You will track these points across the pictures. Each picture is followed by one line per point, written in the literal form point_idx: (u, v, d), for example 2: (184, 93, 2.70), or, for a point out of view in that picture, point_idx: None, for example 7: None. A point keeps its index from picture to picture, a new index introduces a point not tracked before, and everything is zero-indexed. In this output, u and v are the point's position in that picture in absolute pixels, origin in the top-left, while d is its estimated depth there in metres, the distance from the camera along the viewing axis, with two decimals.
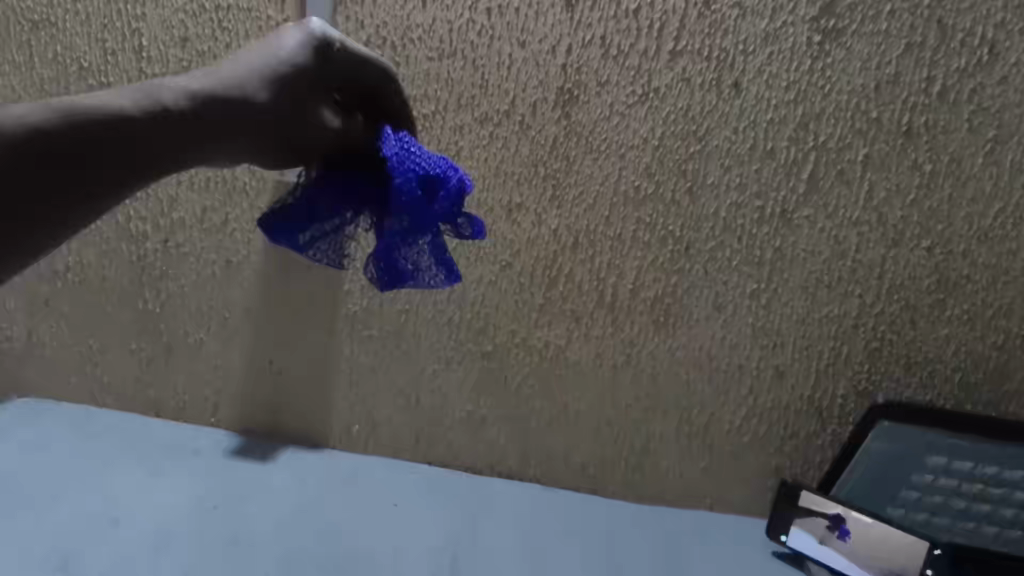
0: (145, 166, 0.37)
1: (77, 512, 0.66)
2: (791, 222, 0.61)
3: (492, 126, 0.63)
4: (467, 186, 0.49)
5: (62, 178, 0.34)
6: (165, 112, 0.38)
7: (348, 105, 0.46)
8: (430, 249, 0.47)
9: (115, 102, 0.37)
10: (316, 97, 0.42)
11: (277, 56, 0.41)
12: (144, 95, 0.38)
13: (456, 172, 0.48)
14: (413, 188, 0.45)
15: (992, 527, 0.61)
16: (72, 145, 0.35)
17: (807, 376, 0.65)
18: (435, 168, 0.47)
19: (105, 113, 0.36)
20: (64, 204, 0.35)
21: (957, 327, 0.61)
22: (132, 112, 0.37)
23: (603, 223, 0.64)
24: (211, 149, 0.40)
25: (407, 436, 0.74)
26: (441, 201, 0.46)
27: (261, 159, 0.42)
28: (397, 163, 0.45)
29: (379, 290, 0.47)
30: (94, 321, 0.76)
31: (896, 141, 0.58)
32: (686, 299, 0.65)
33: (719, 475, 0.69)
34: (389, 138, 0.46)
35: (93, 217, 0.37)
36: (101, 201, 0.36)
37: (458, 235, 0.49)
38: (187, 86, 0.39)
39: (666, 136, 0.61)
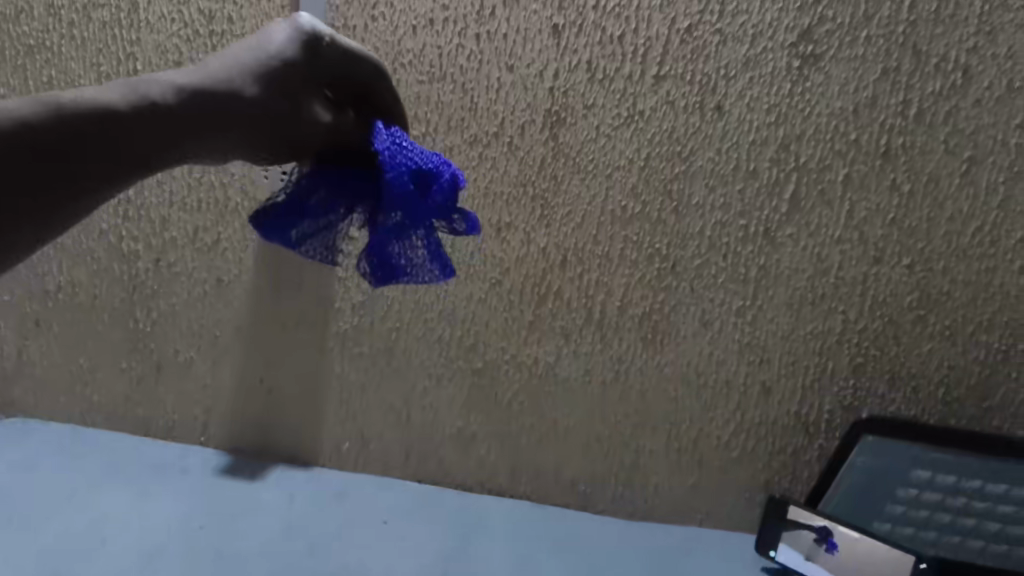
0: (134, 163, 0.37)
1: (65, 532, 0.66)
2: (775, 240, 0.62)
3: (481, 147, 0.64)
4: (459, 182, 0.50)
5: (50, 172, 0.34)
6: (154, 106, 0.37)
7: (339, 101, 0.46)
8: (425, 243, 0.47)
9: (104, 96, 0.36)
10: (306, 91, 0.43)
11: (267, 51, 0.42)
12: (132, 89, 0.37)
13: (448, 167, 0.49)
14: (406, 182, 0.45)
15: (977, 542, 0.61)
16: (58, 140, 0.34)
17: (793, 392, 0.66)
18: (428, 163, 0.48)
19: (92, 108, 0.35)
20: (50, 202, 0.34)
21: (939, 342, 0.62)
22: (120, 107, 0.36)
23: (591, 241, 0.65)
24: (199, 143, 0.40)
25: (397, 452, 0.74)
26: (435, 195, 0.47)
27: (253, 151, 0.42)
28: (389, 157, 0.45)
29: (373, 286, 0.47)
30: (84, 340, 0.76)
31: (874, 162, 0.59)
32: (673, 316, 0.66)
33: (708, 490, 0.70)
34: (382, 133, 0.45)
35: (79, 215, 0.36)
36: (89, 197, 0.36)
37: (453, 232, 0.50)
38: (174, 81, 0.39)
39: (652, 157, 0.62)
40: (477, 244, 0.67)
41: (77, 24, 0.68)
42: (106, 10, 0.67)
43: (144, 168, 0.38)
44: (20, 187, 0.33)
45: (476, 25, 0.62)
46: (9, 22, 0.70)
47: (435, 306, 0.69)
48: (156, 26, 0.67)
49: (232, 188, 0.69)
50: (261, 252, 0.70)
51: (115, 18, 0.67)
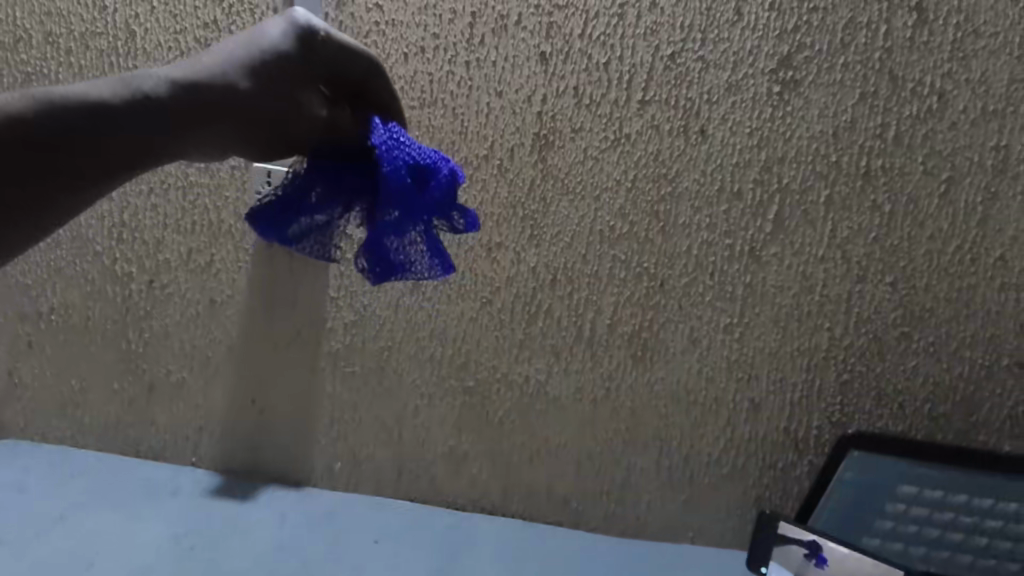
0: (124, 158, 0.37)
1: (52, 554, 0.65)
2: (760, 259, 0.63)
3: (472, 170, 0.66)
4: (458, 178, 0.49)
5: (39, 167, 0.35)
6: (145, 100, 0.38)
7: (335, 98, 0.45)
8: (424, 239, 0.46)
9: (95, 91, 0.37)
10: (301, 87, 0.42)
11: (260, 46, 0.41)
12: (124, 84, 0.38)
13: (447, 164, 0.48)
14: (403, 175, 0.43)
15: (966, 556, 0.62)
16: (48, 135, 0.35)
17: (782, 408, 0.66)
18: (426, 159, 0.47)
19: (82, 103, 0.36)
20: (40, 195, 0.36)
21: (923, 358, 0.63)
22: (110, 101, 0.37)
23: (581, 260, 0.66)
24: (192, 137, 0.39)
25: (390, 472, 0.74)
26: (432, 191, 0.47)
27: (248, 146, 0.42)
28: (385, 151, 0.43)
29: (370, 283, 0.45)
30: (76, 361, 0.76)
31: (855, 182, 0.61)
32: (662, 334, 0.66)
33: (699, 507, 0.70)
34: (378, 128, 0.44)
35: (76, 210, 0.38)
36: (81, 193, 0.37)
37: (452, 230, 0.50)
38: (167, 75, 0.39)
39: (639, 178, 0.63)
40: (468, 265, 0.68)
41: (74, 51, 0.69)
42: (103, 38, 0.69)
43: (137, 164, 0.38)
44: (11, 179, 0.34)
45: (466, 52, 0.63)
46: (6, 49, 0.71)
47: (427, 325, 0.70)
48: (151, 53, 0.68)
49: (226, 211, 0.70)
50: (255, 273, 0.71)
51: (112, 45, 0.69)
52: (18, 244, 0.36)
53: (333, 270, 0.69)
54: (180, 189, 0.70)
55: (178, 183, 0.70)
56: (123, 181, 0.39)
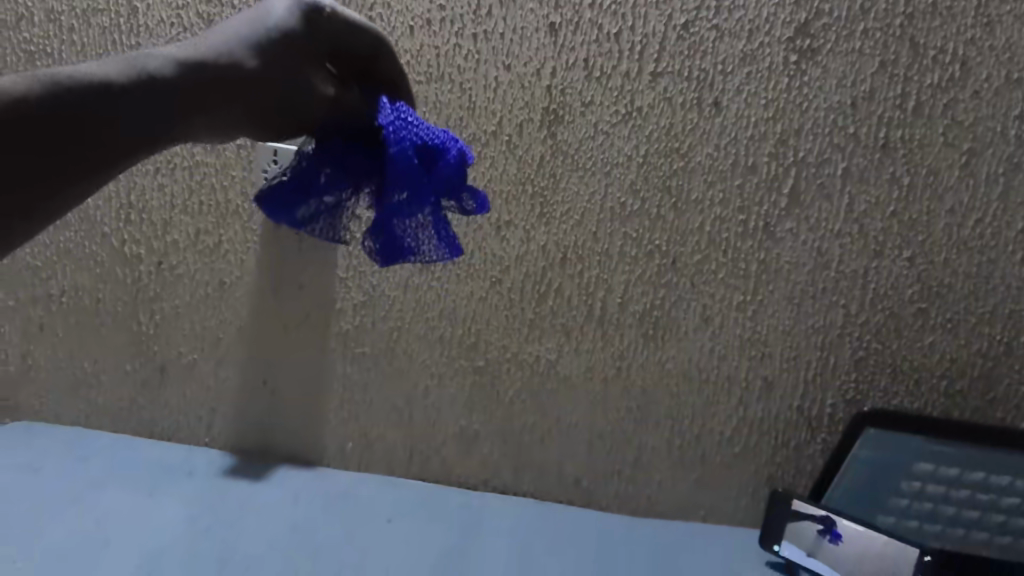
0: (131, 145, 0.37)
1: (71, 532, 0.66)
2: (775, 235, 0.62)
3: (481, 146, 0.64)
4: (468, 158, 0.48)
5: (48, 151, 0.34)
6: (152, 80, 0.37)
7: (342, 77, 0.44)
8: (432, 221, 0.45)
9: (100, 71, 0.36)
10: (306, 64, 0.41)
11: (265, 24, 0.40)
12: (129, 64, 0.37)
13: (456, 144, 0.47)
14: (410, 156, 0.42)
15: (983, 534, 0.61)
16: (56, 119, 0.34)
17: (796, 386, 0.66)
18: (434, 139, 0.46)
19: (90, 83, 0.35)
20: (45, 187, 0.34)
21: (941, 334, 0.62)
22: (116, 81, 0.36)
23: (591, 238, 0.65)
24: (199, 121, 0.39)
25: (401, 452, 0.74)
26: (441, 170, 0.46)
27: (254, 127, 0.41)
28: (392, 131, 0.42)
29: (378, 265, 0.44)
30: (88, 343, 0.76)
31: (873, 155, 0.59)
32: (675, 312, 0.66)
33: (712, 486, 0.70)
34: (386, 107, 0.43)
35: (82, 198, 0.37)
36: (86, 180, 0.36)
37: (462, 211, 0.49)
38: (173, 55, 0.38)
39: (651, 153, 0.62)
40: (477, 244, 0.67)
41: (77, 29, 0.69)
42: (106, 15, 0.68)
43: (141, 152, 0.38)
44: (14, 172, 0.33)
45: (473, 24, 0.62)
46: (9, 28, 0.70)
47: (437, 306, 0.69)
48: (155, 30, 0.67)
49: (233, 191, 0.70)
50: (264, 253, 0.71)
51: (115, 23, 0.68)
52: (21, 237, 0.35)
53: (342, 251, 0.69)
54: (186, 169, 0.70)
55: (184, 163, 0.70)
56: (129, 165, 0.38)
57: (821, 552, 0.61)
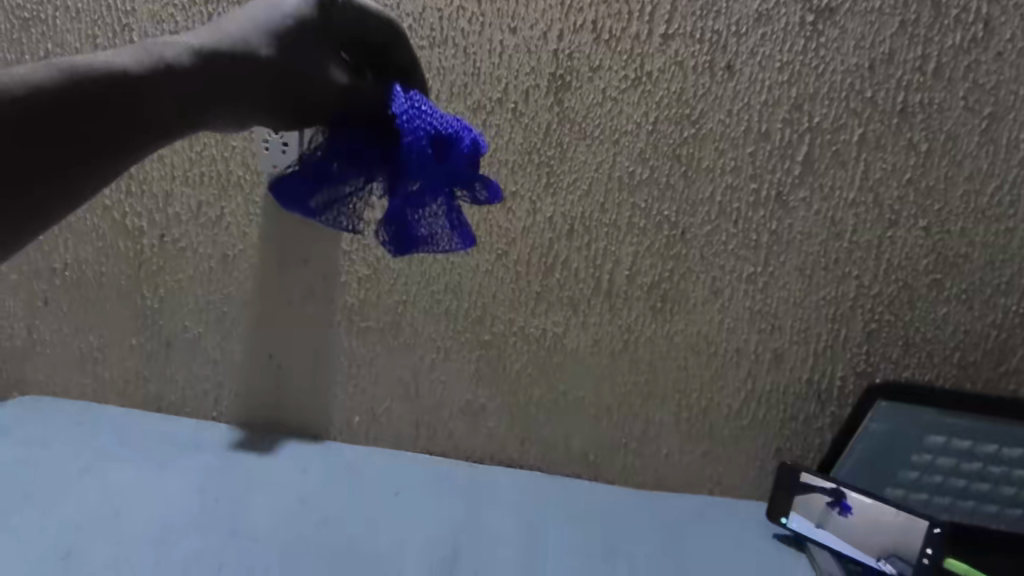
0: (143, 132, 0.35)
1: (81, 508, 0.66)
2: (787, 204, 0.61)
3: (485, 114, 0.63)
4: (481, 147, 0.46)
5: (59, 147, 0.33)
6: (169, 68, 0.35)
7: (355, 65, 0.43)
8: (444, 211, 0.45)
9: (116, 60, 0.34)
10: (321, 54, 0.40)
11: (281, 9, 0.39)
12: (146, 52, 0.35)
13: (469, 132, 0.45)
14: (424, 147, 0.42)
15: (991, 506, 0.62)
16: (70, 112, 0.33)
17: (805, 359, 0.65)
18: (447, 128, 0.44)
19: (108, 73, 0.34)
20: (55, 185, 0.33)
21: (955, 306, 0.62)
22: (134, 69, 0.34)
23: (599, 209, 0.64)
24: (217, 112, 0.38)
25: (408, 425, 0.74)
26: (453, 161, 0.44)
27: (272, 114, 0.39)
28: (406, 120, 0.41)
29: (391, 254, 0.44)
30: (94, 318, 0.76)
31: (891, 121, 0.58)
32: (683, 284, 0.65)
33: (719, 459, 0.70)
34: (399, 96, 0.42)
35: (101, 185, 0.35)
36: (97, 175, 0.34)
37: (475, 201, 0.47)
38: (190, 43, 0.37)
39: (661, 120, 0.60)
40: (482, 216, 0.65)
41: None
42: None
43: (153, 140, 0.36)
44: (20, 169, 0.32)
45: None
46: None
47: (442, 278, 0.68)
48: None
49: (234, 161, 0.68)
50: (266, 226, 0.70)
51: None
52: (35, 220, 0.33)
53: None
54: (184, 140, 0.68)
55: None
56: (142, 156, 0.36)
57: (830, 523, 0.62)
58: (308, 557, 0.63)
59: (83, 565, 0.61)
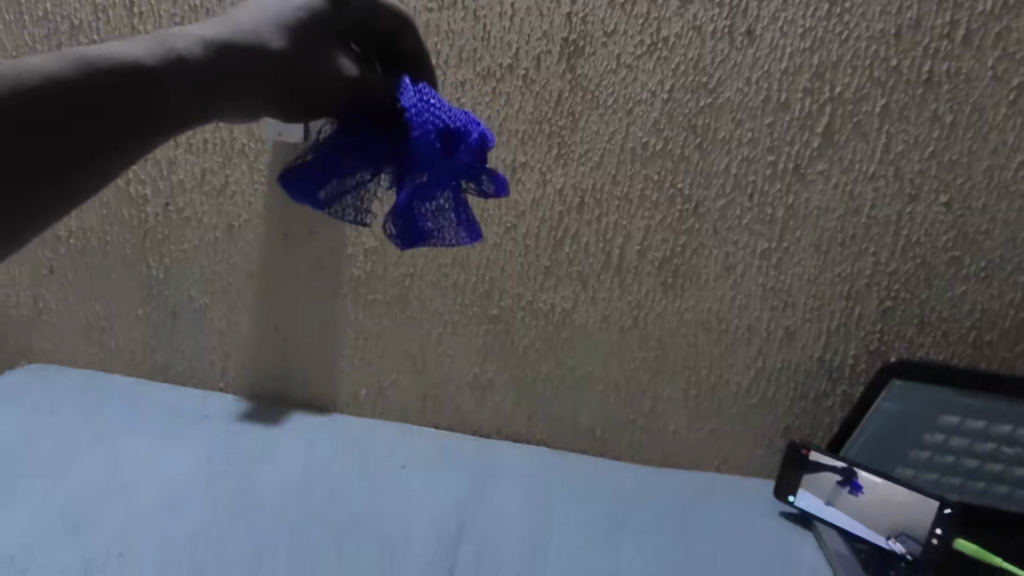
0: (150, 125, 0.36)
1: (88, 478, 0.66)
2: (805, 177, 0.59)
3: (495, 81, 0.61)
4: (489, 142, 0.45)
5: (67, 139, 0.33)
6: (180, 60, 0.36)
7: (365, 57, 0.42)
8: (452, 205, 0.44)
9: (129, 52, 0.35)
10: (331, 46, 0.40)
11: (291, 2, 0.40)
12: (157, 44, 0.36)
13: (477, 126, 0.45)
14: (433, 141, 0.41)
15: (1003, 488, 0.62)
16: (80, 102, 0.33)
17: (818, 337, 0.64)
18: (455, 122, 0.43)
19: (121, 64, 0.34)
20: (60, 180, 0.33)
21: (973, 285, 0.60)
22: (146, 62, 0.35)
23: (611, 181, 0.62)
24: (227, 107, 0.38)
25: (414, 399, 0.74)
26: (461, 155, 0.43)
27: (278, 106, 0.39)
28: (415, 114, 0.41)
29: (398, 248, 0.43)
30: (99, 287, 0.75)
31: (915, 91, 0.56)
32: (695, 260, 0.63)
33: (727, 437, 0.69)
34: (408, 89, 0.41)
35: (100, 185, 0.35)
36: (100, 170, 0.34)
37: (482, 194, 0.45)
38: (200, 35, 0.37)
39: (676, 88, 0.59)
40: None
41: None
42: None
43: (160, 131, 0.36)
44: (24, 164, 0.32)
45: None
46: None
47: (449, 252, 0.67)
48: None
49: (238, 128, 0.66)
50: (272, 195, 0.69)
51: None
52: (33, 218, 0.32)
53: None
54: None
55: None
56: (145, 151, 0.37)
57: (839, 501, 0.61)
58: (313, 526, 0.63)
59: (92, 533, 0.60)
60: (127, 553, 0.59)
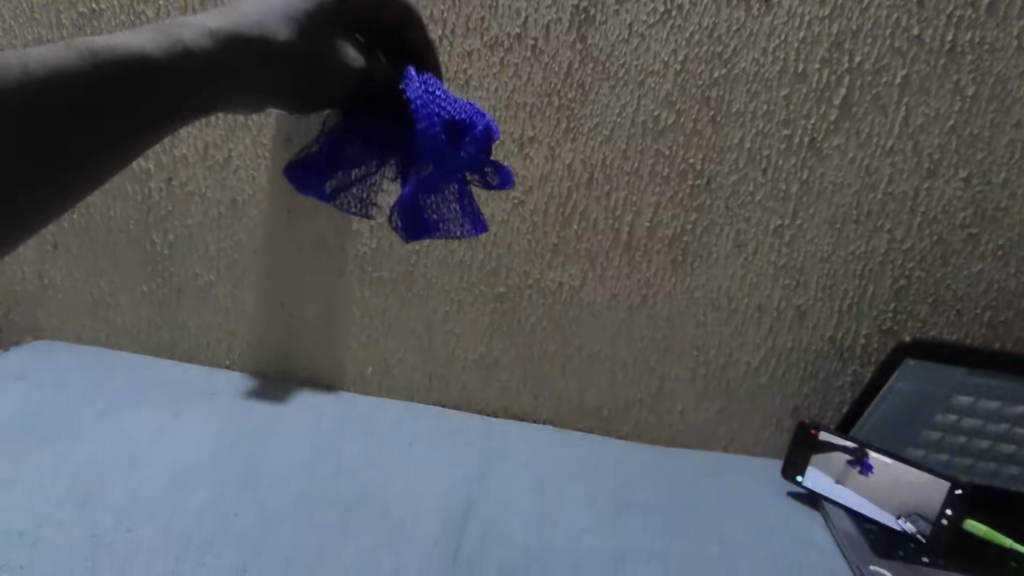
0: (155, 116, 0.36)
1: (93, 455, 0.66)
2: (820, 151, 0.58)
3: (503, 51, 0.59)
4: (494, 133, 0.46)
5: (73, 130, 0.32)
6: (187, 52, 0.36)
7: (369, 47, 0.45)
8: (457, 197, 0.45)
9: (136, 43, 0.35)
10: (338, 37, 0.42)
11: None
12: (163, 36, 0.36)
13: (482, 118, 0.45)
14: (438, 133, 0.42)
15: (1015, 469, 0.61)
16: (86, 93, 0.33)
17: (830, 316, 0.63)
18: (460, 114, 0.44)
19: (128, 56, 0.34)
20: (65, 174, 0.32)
21: (990, 263, 0.59)
22: (153, 54, 0.35)
23: (621, 155, 0.61)
24: (232, 98, 0.39)
25: (421, 377, 0.74)
26: (466, 147, 0.44)
27: (283, 98, 0.40)
28: (420, 106, 0.42)
29: (403, 240, 0.44)
30: (104, 263, 0.75)
31: (937, 61, 0.54)
32: (706, 238, 0.62)
33: (734, 417, 0.69)
34: (413, 81, 0.43)
35: (102, 179, 0.35)
36: (105, 164, 0.34)
37: (485, 186, 0.47)
38: (205, 26, 0.38)
39: (690, 58, 0.57)
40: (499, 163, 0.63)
41: None
42: None
43: (165, 123, 0.37)
44: (31, 157, 0.31)
45: None
46: None
47: None
48: None
49: None
50: (276, 171, 0.68)
51: None
52: (36, 215, 0.32)
53: None
54: None
55: None
56: (149, 143, 0.37)
57: (849, 480, 0.61)
58: (321, 503, 0.62)
59: (101, 507, 0.60)
60: (134, 528, 0.58)
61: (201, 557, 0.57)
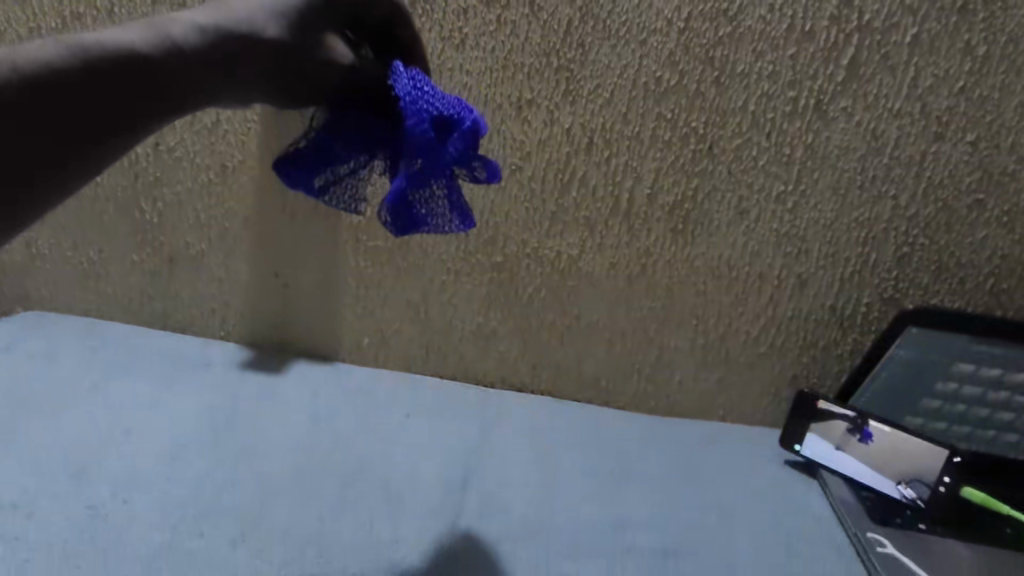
0: (148, 110, 0.36)
1: (85, 426, 0.65)
2: (826, 114, 0.56)
3: (501, 9, 0.57)
4: (482, 128, 0.45)
5: (68, 125, 0.33)
6: (176, 47, 0.37)
7: (357, 42, 0.46)
8: (446, 192, 0.44)
9: (126, 38, 0.36)
10: (326, 33, 0.43)
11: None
12: (152, 31, 0.37)
13: (471, 113, 0.44)
14: (427, 129, 0.42)
15: (1011, 437, 0.61)
16: (78, 87, 0.33)
17: (831, 284, 0.62)
18: (448, 109, 0.44)
19: (118, 51, 0.35)
20: (62, 168, 0.33)
21: (995, 230, 0.58)
22: (143, 49, 0.36)
23: (622, 119, 0.59)
24: (223, 93, 0.39)
25: (417, 347, 0.73)
26: (454, 142, 0.43)
27: (272, 96, 0.42)
28: (409, 103, 0.42)
29: (392, 234, 0.43)
30: (93, 231, 0.73)
31: (948, 19, 0.53)
32: (707, 205, 0.61)
33: (733, 387, 0.69)
34: (402, 78, 0.44)
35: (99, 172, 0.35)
36: (102, 158, 0.35)
37: (474, 180, 0.46)
38: (194, 21, 0.38)
39: (694, 16, 0.55)
40: (496, 126, 0.61)
41: None
42: None
43: (158, 116, 0.37)
44: (28, 153, 0.32)
45: None
46: None
47: None
48: None
49: None
50: (267, 135, 0.66)
51: None
52: (33, 209, 0.32)
53: None
54: None
55: None
56: (144, 136, 0.37)
57: (849, 448, 0.61)
58: (318, 475, 0.62)
59: (96, 478, 0.60)
60: (131, 500, 0.58)
61: (198, 529, 0.56)
